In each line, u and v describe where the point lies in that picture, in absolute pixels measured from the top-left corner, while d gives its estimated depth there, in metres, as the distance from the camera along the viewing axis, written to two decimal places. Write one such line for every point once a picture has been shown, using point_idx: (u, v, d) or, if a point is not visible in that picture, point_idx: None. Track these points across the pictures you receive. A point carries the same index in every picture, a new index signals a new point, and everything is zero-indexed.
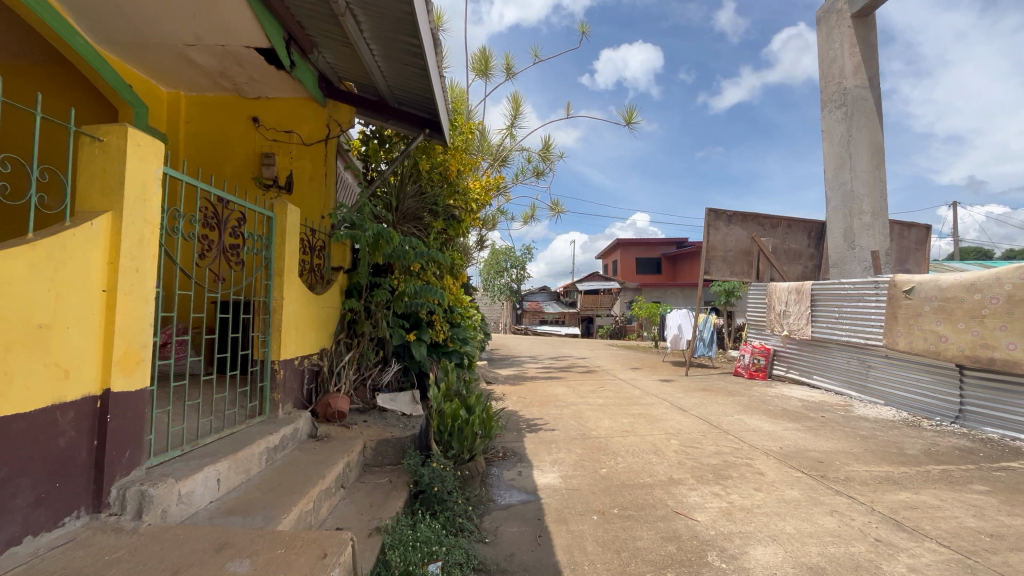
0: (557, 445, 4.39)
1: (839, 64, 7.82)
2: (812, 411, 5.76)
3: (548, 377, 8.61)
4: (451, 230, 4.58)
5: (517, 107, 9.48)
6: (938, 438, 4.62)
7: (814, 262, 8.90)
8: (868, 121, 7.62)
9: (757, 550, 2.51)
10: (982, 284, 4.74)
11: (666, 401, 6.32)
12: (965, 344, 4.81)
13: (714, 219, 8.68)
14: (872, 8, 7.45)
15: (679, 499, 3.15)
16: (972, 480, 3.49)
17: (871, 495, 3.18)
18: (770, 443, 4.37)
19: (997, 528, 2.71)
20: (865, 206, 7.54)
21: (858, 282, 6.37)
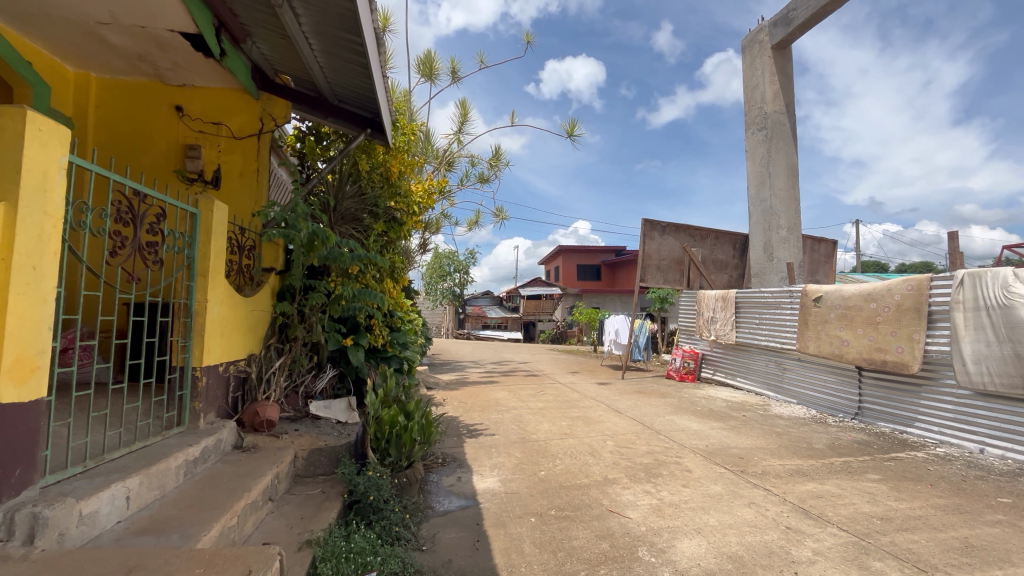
0: (497, 449, 4.41)
1: (761, 90, 8.50)
2: (735, 411, 6.18)
3: (489, 382, 8.63)
4: (392, 233, 4.49)
5: (463, 112, 9.48)
6: (840, 433, 5.11)
7: (738, 272, 9.56)
8: (785, 144, 8.33)
9: (683, 543, 2.65)
10: (877, 294, 5.29)
11: (603, 404, 6.53)
12: (863, 348, 5.34)
13: (650, 229, 9.09)
14: (789, 41, 8.18)
15: (613, 498, 3.27)
16: (867, 470, 3.89)
17: (783, 487, 3.47)
18: (697, 442, 4.64)
19: (887, 512, 3.04)
20: (782, 221, 8.22)
21: (775, 291, 6.93)
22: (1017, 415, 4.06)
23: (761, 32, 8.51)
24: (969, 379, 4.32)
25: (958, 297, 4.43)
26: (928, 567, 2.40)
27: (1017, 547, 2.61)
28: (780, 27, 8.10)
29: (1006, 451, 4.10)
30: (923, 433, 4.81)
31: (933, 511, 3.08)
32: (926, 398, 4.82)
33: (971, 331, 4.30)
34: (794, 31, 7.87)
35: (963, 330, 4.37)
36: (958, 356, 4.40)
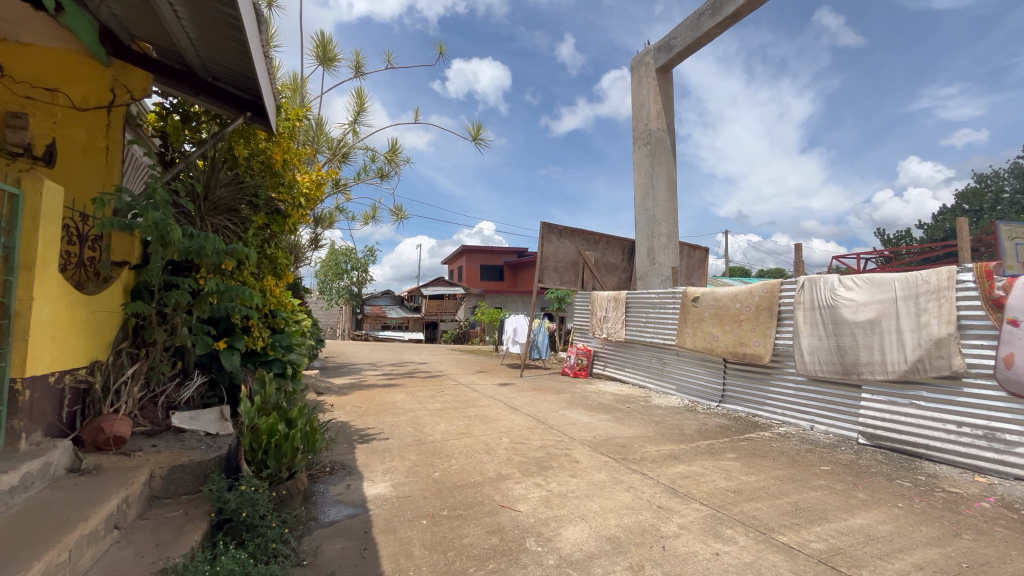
0: (390, 453, 4.28)
1: (646, 108, 9.27)
2: (620, 403, 6.67)
3: (387, 384, 8.38)
4: (275, 227, 4.13)
5: (362, 104, 9.05)
6: (706, 418, 5.76)
7: (626, 274, 10.35)
8: (666, 159, 9.17)
9: (568, 530, 2.80)
10: (741, 296, 6.02)
11: (500, 402, 6.66)
12: (729, 342, 6.06)
13: (548, 232, 9.42)
14: (670, 66, 9.03)
15: (505, 493, 3.35)
16: (726, 450, 4.42)
17: (658, 470, 3.82)
18: (585, 434, 4.93)
19: (739, 486, 3.49)
20: (662, 230, 9.02)
21: (661, 291, 7.57)
22: (839, 396, 4.88)
23: (647, 55, 9.29)
24: (805, 367, 5.11)
25: (801, 298, 5.20)
26: (767, 529, 2.79)
27: (831, 506, 3.15)
28: (663, 52, 8.92)
29: (830, 427, 4.91)
30: (770, 415, 5.60)
31: (773, 481, 3.60)
32: (774, 385, 5.61)
33: (809, 327, 5.09)
34: (674, 57, 8.70)
35: (803, 326, 5.15)
36: (798, 349, 5.19)
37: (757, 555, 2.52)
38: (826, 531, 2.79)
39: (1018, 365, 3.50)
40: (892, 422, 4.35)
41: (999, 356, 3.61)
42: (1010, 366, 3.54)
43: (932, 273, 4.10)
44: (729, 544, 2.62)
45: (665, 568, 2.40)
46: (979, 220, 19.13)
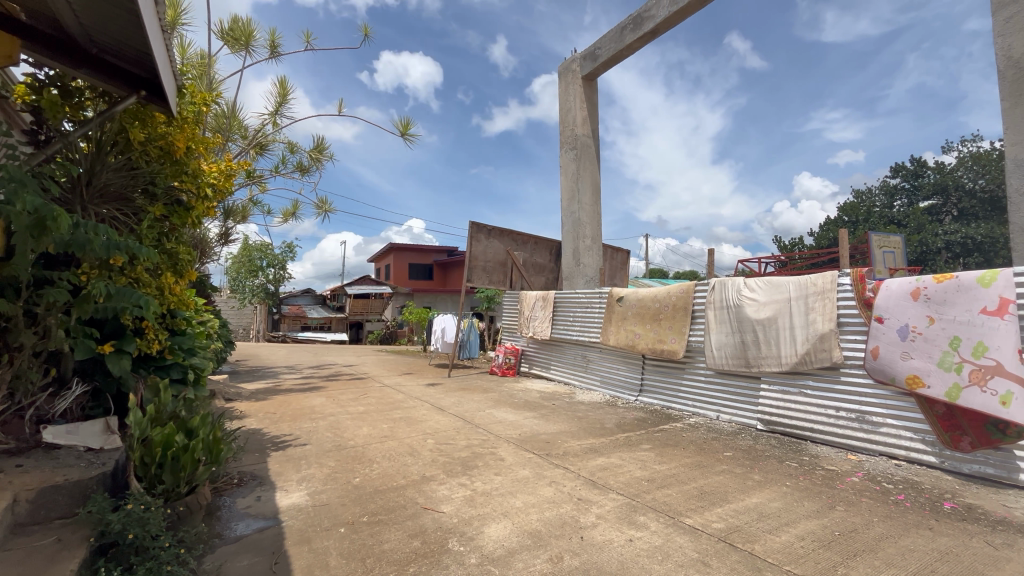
0: (307, 461, 4.06)
1: (573, 114, 9.57)
2: (546, 401, 6.83)
3: (306, 388, 7.95)
4: (176, 219, 3.78)
5: (282, 92, 8.50)
6: (625, 412, 6.06)
7: (554, 275, 10.62)
8: (590, 164, 9.52)
9: (490, 528, 2.83)
10: (660, 296, 6.41)
11: (426, 403, 6.55)
12: (649, 340, 6.41)
13: (477, 231, 9.42)
14: (595, 75, 9.39)
15: (428, 495, 3.31)
16: (642, 442, 4.68)
17: (578, 464, 3.96)
18: (511, 432, 4.99)
19: (651, 474, 3.72)
20: (587, 232, 9.37)
21: (588, 291, 7.84)
22: (741, 388, 5.34)
23: (573, 63, 9.60)
24: (713, 361, 5.54)
25: (712, 298, 5.63)
26: (675, 514, 3.00)
27: (732, 488, 3.45)
28: (588, 61, 9.25)
29: (733, 416, 5.37)
30: (682, 407, 6.01)
31: (682, 468, 3.88)
32: (686, 380, 6.01)
33: (718, 325, 5.52)
34: (599, 67, 9.06)
35: (713, 324, 5.58)
36: (708, 345, 5.61)
37: (666, 538, 2.69)
38: (726, 511, 3.05)
39: (882, 357, 4.01)
40: (785, 409, 4.83)
41: (868, 349, 4.13)
42: (876, 357, 4.06)
43: (819, 276, 4.60)
44: (642, 530, 2.78)
45: (582, 557, 2.49)
46: (856, 230, 21.80)
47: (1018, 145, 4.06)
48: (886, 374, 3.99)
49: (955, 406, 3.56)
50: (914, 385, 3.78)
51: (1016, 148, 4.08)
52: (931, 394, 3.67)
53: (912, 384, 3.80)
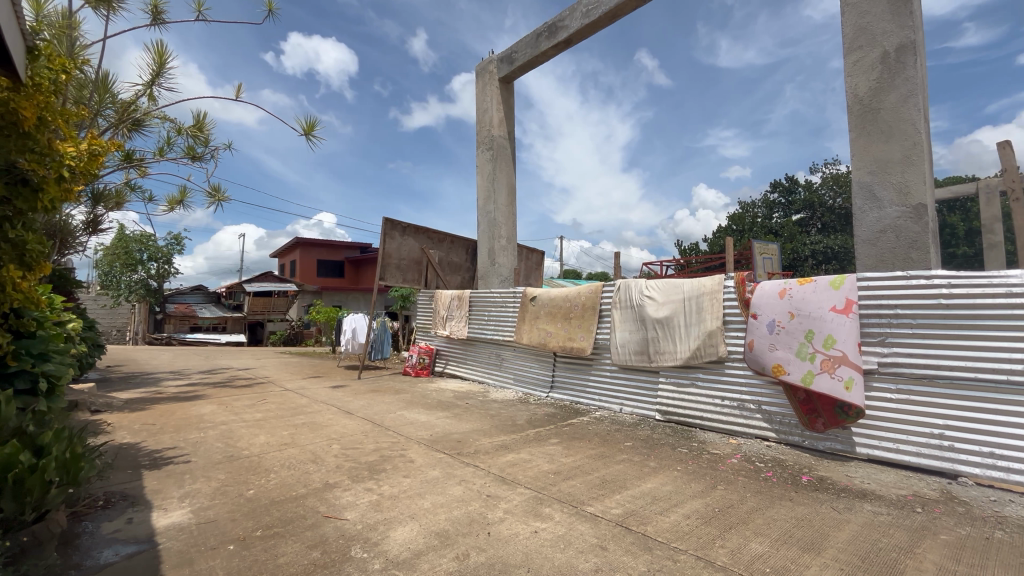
0: (191, 475, 3.68)
1: (489, 115, 9.64)
2: (459, 400, 6.81)
3: (193, 395, 7.20)
4: (21, 203, 3.16)
5: (164, 65, 7.62)
6: (536, 409, 6.24)
7: (469, 274, 10.62)
8: (506, 165, 9.66)
9: (396, 531, 2.77)
10: (570, 297, 6.67)
11: (333, 407, 6.23)
12: (560, 338, 6.66)
13: (391, 228, 9.15)
14: (512, 78, 9.54)
15: (330, 503, 3.16)
16: (550, 437, 4.85)
17: (489, 461, 4.01)
18: (422, 433, 4.92)
19: (558, 467, 3.87)
20: (502, 232, 9.48)
21: (502, 291, 7.94)
22: (642, 382, 5.73)
23: (490, 64, 9.68)
24: (618, 357, 5.88)
25: (618, 298, 5.98)
26: (578, 503, 3.15)
27: (630, 475, 3.70)
28: (505, 63, 9.38)
29: (635, 408, 5.75)
30: (589, 402, 6.32)
31: (586, 460, 4.08)
32: (593, 376, 6.31)
33: (622, 324, 5.87)
34: (515, 70, 9.22)
35: (618, 323, 5.92)
36: (614, 342, 5.95)
37: (569, 526, 2.82)
38: (624, 497, 3.26)
39: (756, 348, 4.53)
40: (678, 400, 5.27)
41: (746, 342, 4.63)
42: (752, 351, 4.56)
43: (709, 279, 5.08)
44: (546, 521, 2.88)
45: (488, 553, 2.53)
46: (742, 238, 24.33)
47: (861, 170, 4.79)
48: (758, 364, 4.49)
49: (812, 392, 4.11)
50: (780, 372, 4.31)
51: (859, 172, 4.81)
52: (792, 379, 4.22)
53: (779, 373, 4.33)
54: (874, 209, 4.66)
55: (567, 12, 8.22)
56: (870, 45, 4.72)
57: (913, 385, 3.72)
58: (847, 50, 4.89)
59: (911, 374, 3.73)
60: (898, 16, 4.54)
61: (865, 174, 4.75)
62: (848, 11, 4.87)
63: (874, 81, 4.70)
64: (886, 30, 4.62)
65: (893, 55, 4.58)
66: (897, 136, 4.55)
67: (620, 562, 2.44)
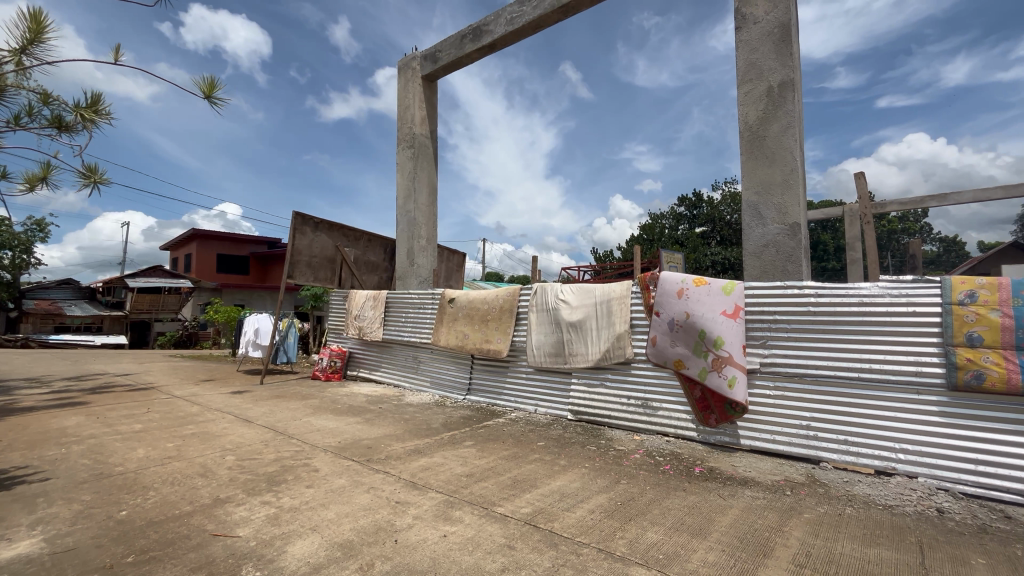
0: (48, 498, 3.19)
1: (411, 112, 9.44)
2: (372, 405, 6.57)
3: (55, 405, 6.24)
4: None
5: (35, 27, 6.54)
6: (452, 411, 6.19)
7: (387, 274, 10.30)
8: (428, 165, 9.51)
9: (295, 546, 2.60)
10: (489, 299, 6.71)
11: (229, 415, 5.72)
12: (477, 341, 6.67)
13: (301, 223, 8.62)
14: (435, 77, 9.43)
15: (220, 520, 2.89)
16: (465, 439, 4.83)
17: (400, 467, 3.90)
18: (329, 440, 4.67)
19: (471, 470, 3.87)
20: (422, 232, 9.32)
21: (421, 292, 7.79)
22: (556, 383, 5.91)
23: (413, 60, 9.50)
24: (533, 359, 6.02)
25: (535, 301, 6.12)
26: (488, 505, 3.17)
27: (540, 474, 3.79)
28: (428, 61, 9.24)
29: (548, 409, 5.91)
30: (506, 403, 6.39)
31: (499, 461, 4.12)
32: (510, 378, 6.40)
33: (539, 326, 6.02)
34: (439, 69, 9.13)
35: (534, 325, 6.06)
36: (530, 344, 6.07)
37: (478, 528, 2.83)
38: (534, 496, 3.34)
39: (658, 344, 4.87)
40: (590, 400, 5.50)
41: (649, 338, 4.96)
42: (654, 345, 4.90)
43: (618, 284, 5.37)
44: (455, 525, 2.87)
45: (394, 561, 2.46)
46: (652, 248, 26.01)
47: (750, 189, 5.34)
48: (661, 356, 4.85)
49: (705, 388, 4.52)
50: (679, 366, 4.69)
51: (748, 192, 5.36)
52: (688, 373, 4.62)
53: (677, 365, 4.72)
54: (759, 225, 5.21)
55: (491, 17, 8.30)
56: (759, 79, 5.29)
57: (786, 383, 4.22)
58: (740, 81, 5.43)
59: (785, 372, 4.23)
60: (781, 56, 5.12)
61: (752, 194, 5.31)
62: (741, 47, 5.42)
63: (761, 112, 5.26)
64: (771, 68, 5.20)
65: (776, 90, 5.16)
66: (778, 161, 5.13)
67: (526, 560, 2.50)
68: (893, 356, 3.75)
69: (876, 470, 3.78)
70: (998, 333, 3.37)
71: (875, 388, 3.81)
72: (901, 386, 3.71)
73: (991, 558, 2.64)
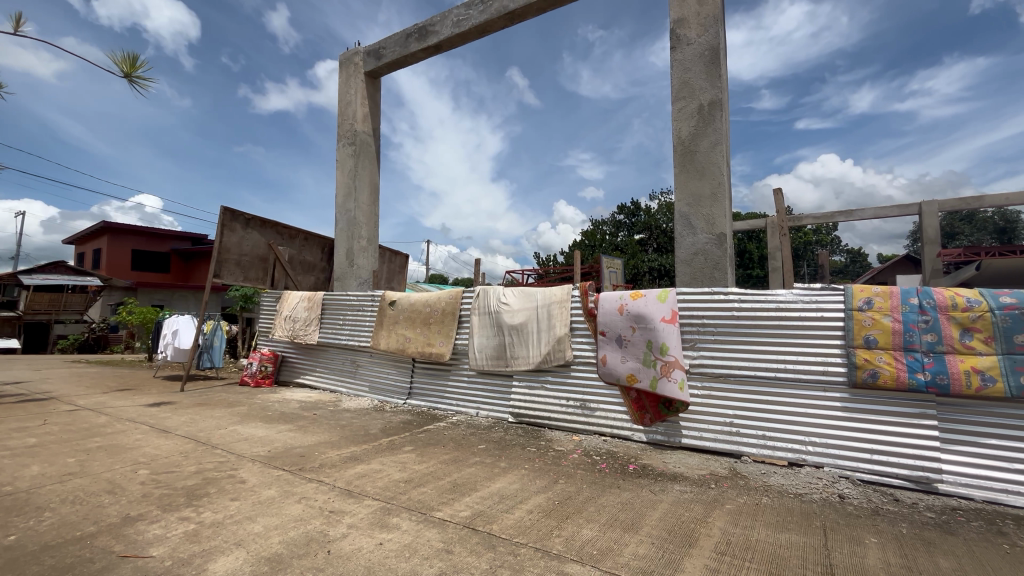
0: None
1: (353, 108, 9.16)
2: (306, 411, 6.28)
3: None
4: None
5: None
6: (391, 417, 6.05)
7: (324, 274, 9.88)
8: (370, 163, 9.27)
9: (216, 563, 2.44)
10: (431, 301, 6.64)
11: (143, 426, 5.26)
12: (419, 344, 6.57)
13: (230, 219, 8.13)
14: (379, 73, 9.22)
15: (130, 540, 2.66)
16: (404, 444, 4.74)
17: (335, 475, 3.77)
18: (258, 449, 4.42)
19: (410, 475, 3.81)
20: (363, 232, 9.05)
21: (359, 294, 7.55)
22: (497, 386, 5.94)
23: (356, 55, 9.23)
24: (475, 362, 6.01)
25: (477, 304, 6.13)
26: (427, 510, 3.13)
27: (480, 477, 3.80)
28: (372, 57, 9.03)
29: (490, 412, 5.93)
30: (447, 407, 6.34)
31: (439, 465, 4.09)
32: (452, 381, 6.35)
33: (481, 329, 6.03)
34: (383, 66, 8.94)
35: (477, 328, 6.07)
36: (472, 348, 6.07)
37: (416, 534, 2.79)
38: (473, 499, 3.34)
39: (609, 363, 4.96)
40: (530, 402, 5.58)
41: (599, 358, 5.04)
42: (605, 364, 4.99)
43: (559, 289, 5.50)
44: (392, 532, 2.81)
45: (326, 572, 2.38)
46: (593, 253, 26.80)
47: (682, 201, 5.65)
48: (613, 375, 4.93)
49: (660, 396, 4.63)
50: (632, 382, 4.78)
51: (680, 203, 5.67)
52: (643, 386, 4.72)
53: (630, 381, 4.80)
54: (690, 235, 5.53)
55: (437, 18, 8.24)
56: (690, 97, 5.62)
57: (713, 383, 4.50)
58: (674, 98, 5.75)
59: (712, 373, 4.51)
60: (711, 77, 5.48)
61: (684, 205, 5.63)
62: (676, 66, 5.74)
63: (693, 128, 5.60)
64: (702, 87, 5.55)
65: (706, 108, 5.51)
66: (708, 175, 5.47)
67: (464, 563, 2.50)
68: (804, 357, 4.11)
69: (789, 462, 4.12)
70: (890, 336, 3.79)
71: (789, 386, 4.15)
72: (811, 384, 4.07)
73: (882, 537, 2.95)
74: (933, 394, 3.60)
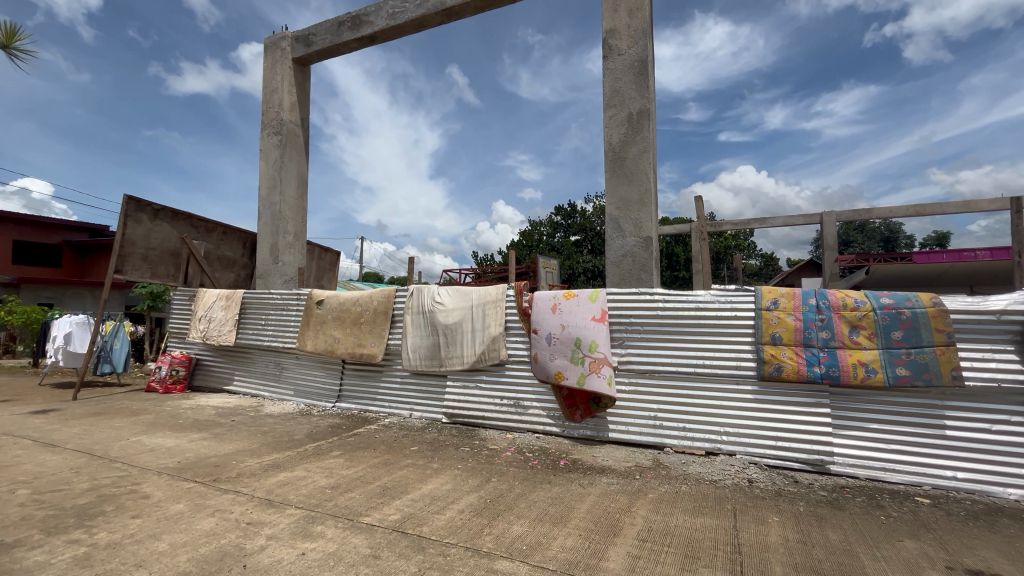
0: None
1: (279, 95, 8.65)
2: (223, 418, 5.84)
3: None
4: None
5: None
6: (319, 421, 5.78)
7: (246, 271, 9.22)
8: (298, 154, 8.80)
9: None
10: (363, 300, 6.43)
11: (24, 440, 4.65)
12: (349, 344, 6.34)
13: (136, 209, 7.42)
14: (308, 61, 8.78)
15: (4, 569, 2.34)
16: (331, 450, 4.55)
17: (254, 484, 3.54)
18: (166, 461, 4.06)
19: (337, 481, 3.66)
20: (289, 227, 8.57)
21: (284, 293, 7.13)
22: (431, 386, 5.86)
23: (283, 39, 8.73)
24: (408, 363, 5.89)
25: (411, 303, 6.01)
26: (354, 516, 3.03)
27: (411, 480, 3.74)
28: (301, 43, 8.58)
29: (424, 412, 5.85)
30: (379, 409, 6.17)
31: (368, 469, 3.97)
32: (384, 383, 6.19)
33: (415, 329, 5.92)
34: (313, 54, 8.52)
35: (410, 328, 5.95)
36: (405, 348, 5.94)
37: (341, 542, 2.69)
38: (404, 502, 3.28)
39: (539, 360, 5.06)
40: (464, 402, 5.57)
41: (531, 356, 5.12)
42: (536, 361, 5.08)
43: (494, 288, 5.53)
44: (316, 540, 2.70)
45: None
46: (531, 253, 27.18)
47: (613, 204, 5.88)
48: (543, 372, 5.03)
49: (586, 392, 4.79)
50: (559, 378, 4.91)
51: (611, 207, 5.89)
52: (571, 383, 4.86)
53: (558, 378, 4.92)
54: (619, 237, 5.76)
55: (372, 8, 7.98)
56: (621, 105, 5.87)
57: (638, 379, 4.72)
58: (605, 106, 5.97)
59: (638, 369, 4.73)
60: (640, 87, 5.75)
61: (614, 208, 5.86)
62: (608, 74, 5.95)
63: (623, 135, 5.84)
64: (631, 97, 5.81)
65: (635, 117, 5.78)
66: (636, 181, 5.74)
67: (392, 568, 2.45)
68: (720, 353, 4.42)
69: (706, 451, 4.42)
70: (792, 333, 4.17)
71: (707, 380, 4.45)
72: (726, 378, 4.39)
73: (782, 515, 3.25)
74: (827, 385, 4.01)
